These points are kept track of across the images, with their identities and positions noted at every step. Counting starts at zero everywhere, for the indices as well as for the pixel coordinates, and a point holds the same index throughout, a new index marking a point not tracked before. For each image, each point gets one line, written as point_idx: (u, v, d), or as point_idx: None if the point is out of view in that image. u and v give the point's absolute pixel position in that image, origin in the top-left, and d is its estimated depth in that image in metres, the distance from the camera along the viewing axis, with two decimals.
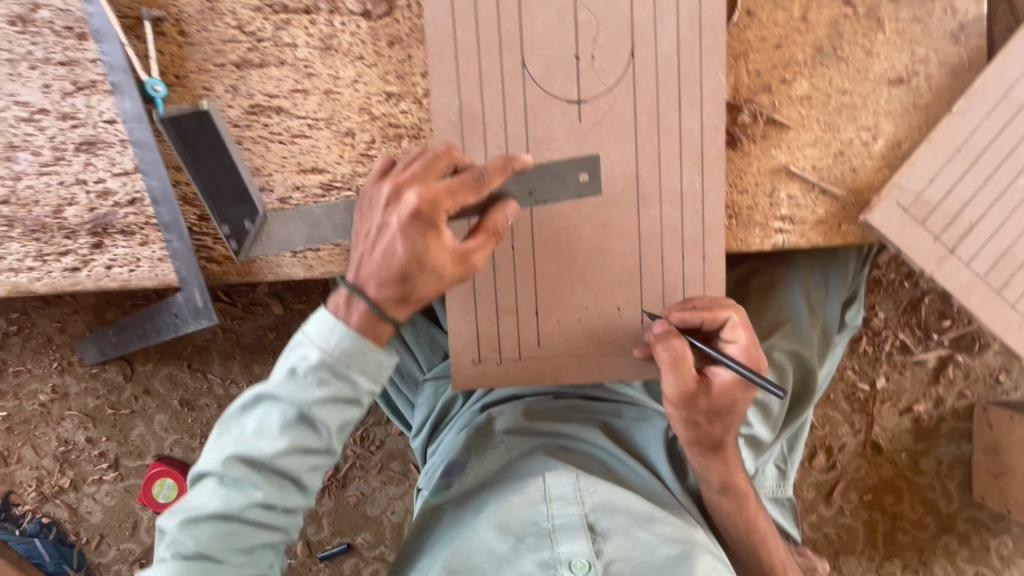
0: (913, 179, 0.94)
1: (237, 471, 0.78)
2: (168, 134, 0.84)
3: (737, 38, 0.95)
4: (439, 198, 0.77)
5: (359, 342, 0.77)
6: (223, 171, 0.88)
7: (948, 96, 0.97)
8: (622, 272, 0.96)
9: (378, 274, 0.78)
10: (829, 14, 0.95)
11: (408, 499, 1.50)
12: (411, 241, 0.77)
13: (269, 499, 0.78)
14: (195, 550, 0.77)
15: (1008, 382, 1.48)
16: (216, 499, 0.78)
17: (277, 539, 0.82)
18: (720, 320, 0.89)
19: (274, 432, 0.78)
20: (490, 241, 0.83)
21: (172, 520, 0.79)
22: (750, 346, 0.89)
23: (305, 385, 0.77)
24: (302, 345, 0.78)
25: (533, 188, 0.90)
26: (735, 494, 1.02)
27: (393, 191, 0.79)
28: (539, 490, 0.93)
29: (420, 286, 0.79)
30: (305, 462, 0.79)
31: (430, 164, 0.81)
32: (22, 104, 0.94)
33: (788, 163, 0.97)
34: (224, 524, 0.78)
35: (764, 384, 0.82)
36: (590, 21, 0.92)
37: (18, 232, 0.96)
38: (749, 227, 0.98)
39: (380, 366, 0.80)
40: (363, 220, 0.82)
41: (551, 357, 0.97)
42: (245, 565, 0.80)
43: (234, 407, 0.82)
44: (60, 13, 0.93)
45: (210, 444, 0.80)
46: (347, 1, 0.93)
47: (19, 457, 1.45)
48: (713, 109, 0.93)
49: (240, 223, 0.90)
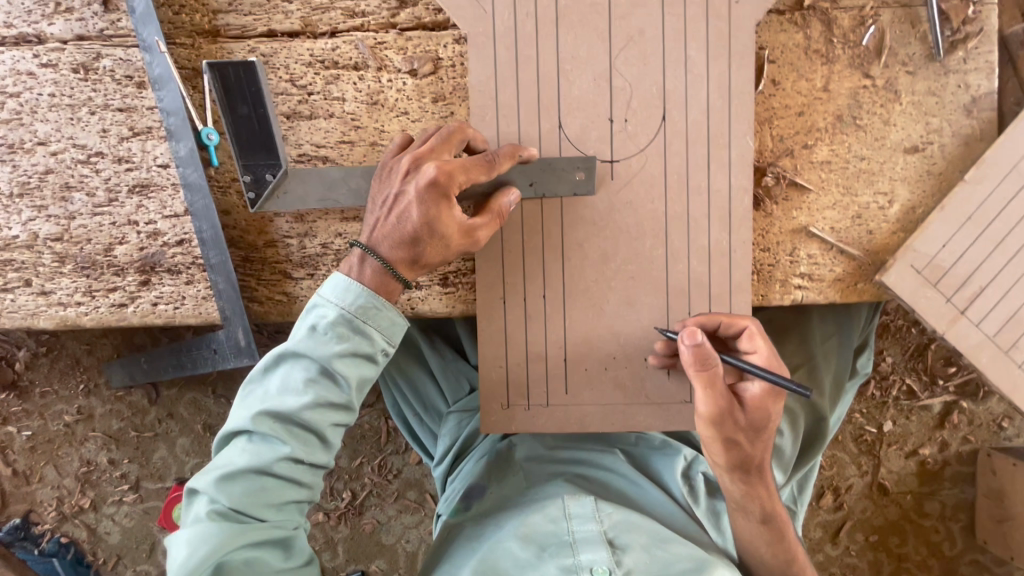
0: (926, 243, 0.99)
1: (265, 425, 0.84)
2: (213, 77, 0.91)
3: (763, 105, 1.01)
4: (455, 171, 0.86)
5: (375, 298, 0.87)
6: (255, 121, 0.94)
7: (962, 164, 1.02)
8: (650, 324, 1.00)
9: (393, 235, 0.88)
10: (849, 85, 1.01)
11: (423, 529, 1.52)
12: (426, 206, 0.86)
13: (295, 452, 0.85)
14: (230, 506, 0.83)
15: (1012, 428, 1.51)
16: (246, 452, 0.84)
17: (302, 493, 0.88)
18: (738, 328, 0.94)
19: (297, 388, 0.85)
20: (494, 221, 0.91)
21: (207, 479, 0.84)
22: (771, 355, 0.93)
23: (324, 339, 0.85)
24: (320, 305, 0.86)
25: (535, 180, 0.97)
26: (768, 516, 1.02)
27: (412, 161, 0.88)
28: (560, 509, 0.98)
29: (428, 251, 0.89)
30: (327, 416, 0.86)
31: (445, 139, 0.90)
32: (80, 147, 0.99)
33: (807, 224, 1.03)
34: (255, 478, 0.84)
35: (790, 384, 0.84)
36: (625, 86, 0.96)
37: (69, 268, 1.01)
38: (769, 285, 1.04)
39: (394, 323, 0.89)
40: (382, 187, 0.91)
41: (579, 405, 1.02)
42: (274, 522, 0.85)
43: (257, 370, 0.89)
44: (121, 62, 0.97)
45: (237, 404, 0.87)
46: (394, 60, 0.98)
47: (41, 476, 1.48)
48: (740, 171, 0.98)
49: (261, 175, 0.95)
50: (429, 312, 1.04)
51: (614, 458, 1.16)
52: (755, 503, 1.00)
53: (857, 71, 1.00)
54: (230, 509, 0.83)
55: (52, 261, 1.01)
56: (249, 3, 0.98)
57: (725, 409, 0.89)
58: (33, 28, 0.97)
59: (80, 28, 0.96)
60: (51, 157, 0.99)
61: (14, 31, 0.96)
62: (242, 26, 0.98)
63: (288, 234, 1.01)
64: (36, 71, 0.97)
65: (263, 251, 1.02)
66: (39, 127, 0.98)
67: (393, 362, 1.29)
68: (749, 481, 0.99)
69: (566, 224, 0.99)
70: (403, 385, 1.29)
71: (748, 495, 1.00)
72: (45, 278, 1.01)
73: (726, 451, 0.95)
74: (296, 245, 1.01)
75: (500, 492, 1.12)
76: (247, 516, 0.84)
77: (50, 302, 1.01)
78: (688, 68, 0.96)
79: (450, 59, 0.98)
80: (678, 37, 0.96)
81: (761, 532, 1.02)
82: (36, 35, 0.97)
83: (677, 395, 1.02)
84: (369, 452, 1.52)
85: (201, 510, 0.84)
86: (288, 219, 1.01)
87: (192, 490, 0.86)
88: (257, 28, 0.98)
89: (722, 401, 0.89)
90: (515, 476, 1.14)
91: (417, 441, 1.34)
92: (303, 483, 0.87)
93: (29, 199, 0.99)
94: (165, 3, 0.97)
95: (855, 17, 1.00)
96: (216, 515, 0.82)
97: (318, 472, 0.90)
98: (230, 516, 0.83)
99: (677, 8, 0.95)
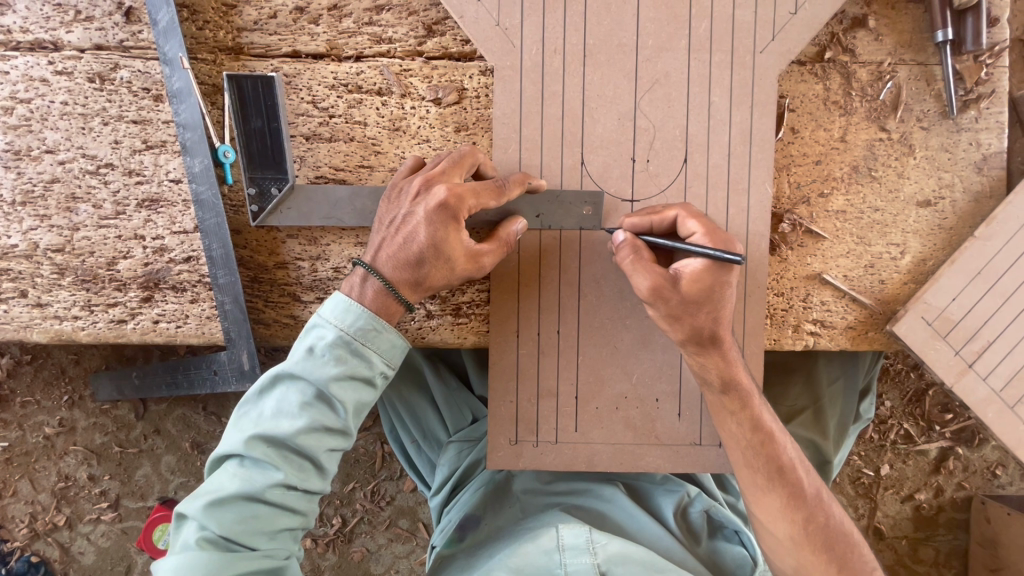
0: (937, 296, 1.00)
1: (258, 450, 0.79)
2: (231, 90, 0.91)
3: (781, 152, 1.02)
4: (465, 195, 0.84)
5: (375, 320, 0.83)
6: (267, 135, 0.93)
7: (972, 220, 1.03)
8: (662, 363, 1.00)
9: (398, 255, 0.86)
10: (865, 137, 1.02)
11: (413, 559, 1.48)
12: (433, 227, 0.84)
13: (288, 479, 0.79)
14: (221, 533, 0.77)
15: (1005, 476, 1.51)
16: (236, 478, 0.79)
17: (297, 521, 0.82)
18: (668, 219, 0.91)
19: (292, 411, 0.80)
20: (502, 248, 0.88)
21: (195, 505, 0.79)
22: (710, 232, 0.87)
23: (321, 361, 0.80)
24: (318, 325, 0.82)
25: (542, 212, 0.96)
26: (738, 393, 0.94)
27: (422, 183, 0.86)
28: (553, 538, 0.95)
29: (433, 274, 0.86)
30: (323, 440, 0.81)
31: (457, 161, 0.88)
32: (90, 157, 0.96)
33: (821, 271, 1.03)
34: (246, 505, 0.79)
35: (719, 254, 0.79)
36: (648, 127, 0.97)
37: (68, 281, 0.97)
38: (782, 329, 1.04)
39: (395, 346, 0.85)
40: (390, 208, 0.88)
41: (588, 443, 1.00)
42: (266, 552, 0.80)
43: (252, 392, 0.84)
44: (139, 73, 0.95)
45: (231, 428, 0.82)
46: (419, 87, 0.98)
47: (14, 491, 1.40)
48: (759, 216, 0.98)
49: (266, 188, 0.94)
50: (439, 342, 1.02)
51: (615, 489, 1.13)
52: (718, 375, 0.94)
53: (873, 124, 1.02)
54: (219, 537, 0.78)
55: (51, 272, 0.97)
56: (275, 23, 0.97)
57: (659, 279, 0.87)
58: (50, 34, 0.94)
59: (98, 37, 0.94)
60: (59, 166, 0.96)
61: (30, 37, 0.94)
62: (266, 45, 0.97)
63: (299, 256, 0.99)
64: (51, 78, 0.95)
65: (272, 272, 0.99)
66: (48, 135, 0.95)
67: (394, 390, 1.24)
68: (708, 353, 0.92)
69: (584, 261, 0.98)
70: (401, 412, 1.25)
71: (712, 371, 0.94)
72: (41, 290, 0.98)
73: (670, 326, 0.90)
74: (307, 268, 0.99)
75: (494, 523, 1.11)
76: (238, 545, 0.78)
77: (45, 314, 0.98)
78: (711, 113, 0.97)
79: (475, 90, 0.98)
80: (702, 81, 0.97)
81: (735, 418, 0.95)
82: (53, 42, 0.94)
83: (687, 437, 1.01)
84: (362, 478, 1.48)
85: (190, 538, 0.78)
86: (300, 241, 0.99)
87: (180, 516, 0.81)
88: (281, 48, 0.97)
89: (653, 272, 0.87)
90: (510, 507, 1.13)
91: (414, 470, 1.29)
92: (297, 510, 0.82)
93: (31, 207, 0.96)
94: (189, 17, 0.96)
95: (872, 72, 1.02)
96: (204, 543, 0.77)
97: (313, 499, 0.84)
98: (219, 545, 0.78)
99: (702, 53, 0.96)
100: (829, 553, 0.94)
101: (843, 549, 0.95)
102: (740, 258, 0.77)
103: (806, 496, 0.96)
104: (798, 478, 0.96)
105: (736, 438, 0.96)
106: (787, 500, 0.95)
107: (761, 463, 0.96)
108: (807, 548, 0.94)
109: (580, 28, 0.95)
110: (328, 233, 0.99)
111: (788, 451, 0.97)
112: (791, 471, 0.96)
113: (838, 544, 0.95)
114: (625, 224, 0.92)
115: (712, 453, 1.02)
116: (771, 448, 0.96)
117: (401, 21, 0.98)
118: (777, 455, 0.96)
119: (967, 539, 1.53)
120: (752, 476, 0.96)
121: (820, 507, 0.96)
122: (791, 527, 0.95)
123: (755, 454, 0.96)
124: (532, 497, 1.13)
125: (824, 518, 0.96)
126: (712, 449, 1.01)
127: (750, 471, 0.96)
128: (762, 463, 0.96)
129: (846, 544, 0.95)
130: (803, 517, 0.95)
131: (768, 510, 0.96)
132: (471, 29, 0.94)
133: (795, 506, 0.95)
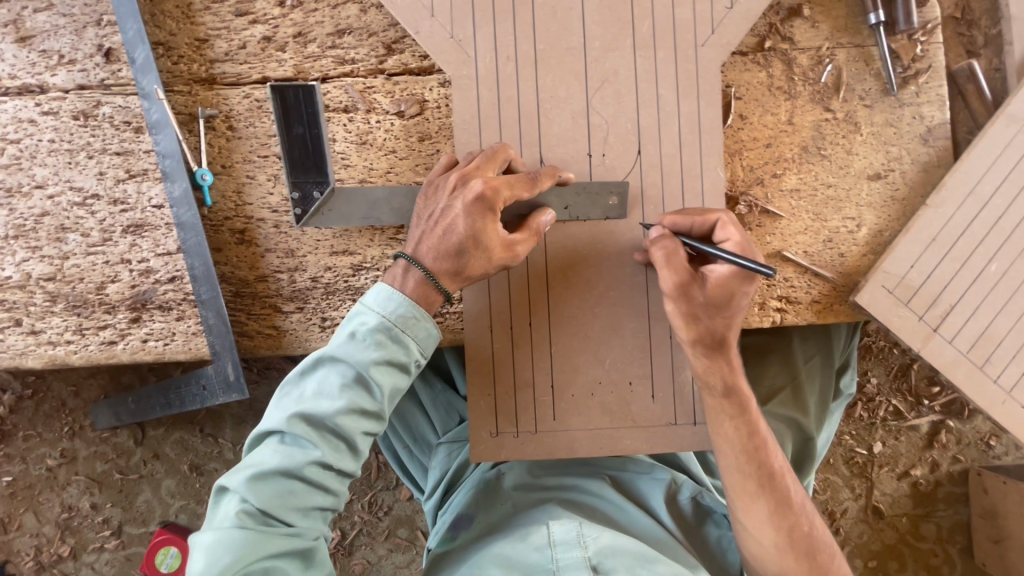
0: (895, 264, 1.03)
1: (300, 428, 0.82)
2: (274, 96, 0.98)
3: (732, 138, 1.07)
4: (500, 187, 0.89)
5: (414, 307, 0.87)
6: (309, 140, 1.01)
7: (923, 190, 1.07)
8: (632, 348, 1.03)
9: (439, 246, 0.90)
10: (812, 118, 1.07)
11: (415, 567, 1.49)
12: (473, 218, 0.88)
13: (325, 458, 0.82)
14: (259, 506, 0.80)
15: (999, 446, 1.52)
16: (278, 453, 0.82)
17: (329, 501, 0.85)
18: (709, 223, 0.94)
19: (333, 393, 0.83)
20: (532, 238, 0.93)
21: (237, 478, 0.81)
22: (743, 243, 0.93)
23: (364, 345, 0.84)
24: (362, 311, 0.87)
25: (570, 203, 1.01)
26: (730, 396, 0.98)
27: (459, 178, 0.91)
28: (544, 536, 0.97)
29: (473, 263, 0.90)
30: (360, 424, 0.84)
31: (490, 156, 0.93)
32: (77, 189, 1.02)
33: (781, 248, 1.07)
34: (283, 481, 0.82)
35: (746, 264, 0.82)
36: (601, 123, 1.02)
37: (59, 307, 1.02)
38: (748, 308, 1.07)
39: (430, 333, 0.89)
40: (428, 203, 0.93)
41: (567, 431, 1.02)
42: (298, 530, 0.82)
43: (294, 374, 0.87)
44: (120, 108, 1.01)
45: (273, 407, 0.85)
46: (382, 102, 1.04)
47: (20, 524, 1.43)
48: (713, 200, 1.02)
49: (308, 192, 0.99)
50: None
51: (603, 483, 1.14)
52: (721, 380, 0.97)
53: (818, 105, 1.07)
54: (258, 511, 0.81)
55: (43, 300, 1.02)
56: (244, 53, 1.03)
57: (683, 278, 0.93)
58: (36, 78, 1.01)
59: (81, 78, 1.01)
60: (48, 200, 1.02)
61: (17, 82, 1.01)
62: (237, 73, 1.03)
63: (278, 268, 1.04)
64: (38, 118, 1.01)
65: (253, 286, 1.04)
66: (37, 171, 1.01)
67: None
68: (714, 358, 0.97)
69: (550, 254, 1.02)
70: (391, 418, 1.28)
71: (716, 376, 0.97)
72: (35, 317, 1.02)
73: None
74: (286, 279, 1.04)
75: (486, 521, 1.10)
76: (273, 519, 0.81)
77: (39, 341, 1.03)
78: (660, 105, 1.02)
79: (436, 101, 1.04)
80: (649, 76, 1.02)
81: (734, 422, 0.99)
82: (39, 85, 1.01)
83: (662, 417, 1.03)
84: (359, 489, 1.49)
85: (228, 510, 0.81)
86: (279, 254, 1.04)
87: (220, 490, 0.83)
88: (251, 75, 1.03)
89: (681, 272, 0.93)
90: (501, 505, 1.12)
91: (407, 474, 1.32)
92: (330, 490, 0.84)
93: (23, 240, 1.02)
94: (165, 53, 1.03)
95: (812, 57, 1.07)
96: (243, 517, 0.79)
97: (345, 481, 0.87)
98: (257, 518, 0.80)
99: (647, 50, 1.02)
100: (810, 563, 0.97)
101: (816, 550, 0.98)
102: (768, 271, 0.79)
103: (793, 504, 0.99)
104: (786, 487, 0.99)
105: (733, 442, 0.99)
106: (775, 507, 0.98)
107: (753, 468, 0.99)
108: (790, 556, 0.97)
109: (530, 35, 1.01)
110: (304, 245, 1.04)
111: (780, 459, 1.01)
112: (780, 479, 0.99)
113: (814, 552, 0.98)
114: (666, 221, 0.96)
115: (689, 431, 1.04)
116: (764, 455, 0.99)
117: (362, 43, 1.04)
118: (768, 461, 0.99)
119: (968, 513, 1.53)
120: (744, 482, 0.99)
121: (805, 517, 0.99)
122: (775, 535, 0.97)
123: (750, 459, 0.99)
124: (523, 494, 1.13)
125: (807, 526, 0.99)
126: (686, 428, 1.03)
127: (741, 477, 0.99)
128: (754, 469, 0.99)
129: (818, 545, 0.99)
130: (788, 526, 0.98)
131: (756, 518, 0.98)
132: (428, 44, 0.99)
133: (782, 513, 0.98)
